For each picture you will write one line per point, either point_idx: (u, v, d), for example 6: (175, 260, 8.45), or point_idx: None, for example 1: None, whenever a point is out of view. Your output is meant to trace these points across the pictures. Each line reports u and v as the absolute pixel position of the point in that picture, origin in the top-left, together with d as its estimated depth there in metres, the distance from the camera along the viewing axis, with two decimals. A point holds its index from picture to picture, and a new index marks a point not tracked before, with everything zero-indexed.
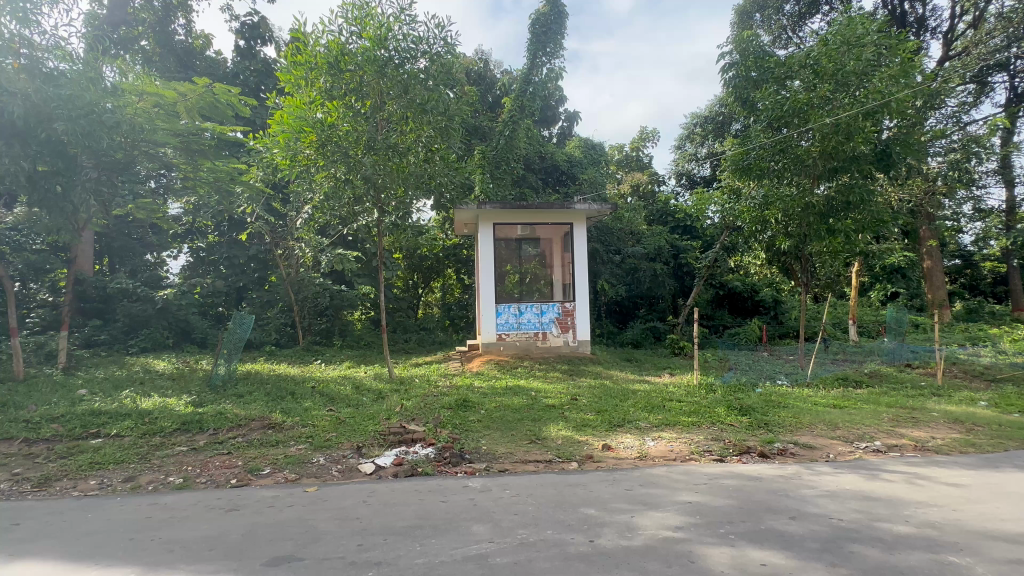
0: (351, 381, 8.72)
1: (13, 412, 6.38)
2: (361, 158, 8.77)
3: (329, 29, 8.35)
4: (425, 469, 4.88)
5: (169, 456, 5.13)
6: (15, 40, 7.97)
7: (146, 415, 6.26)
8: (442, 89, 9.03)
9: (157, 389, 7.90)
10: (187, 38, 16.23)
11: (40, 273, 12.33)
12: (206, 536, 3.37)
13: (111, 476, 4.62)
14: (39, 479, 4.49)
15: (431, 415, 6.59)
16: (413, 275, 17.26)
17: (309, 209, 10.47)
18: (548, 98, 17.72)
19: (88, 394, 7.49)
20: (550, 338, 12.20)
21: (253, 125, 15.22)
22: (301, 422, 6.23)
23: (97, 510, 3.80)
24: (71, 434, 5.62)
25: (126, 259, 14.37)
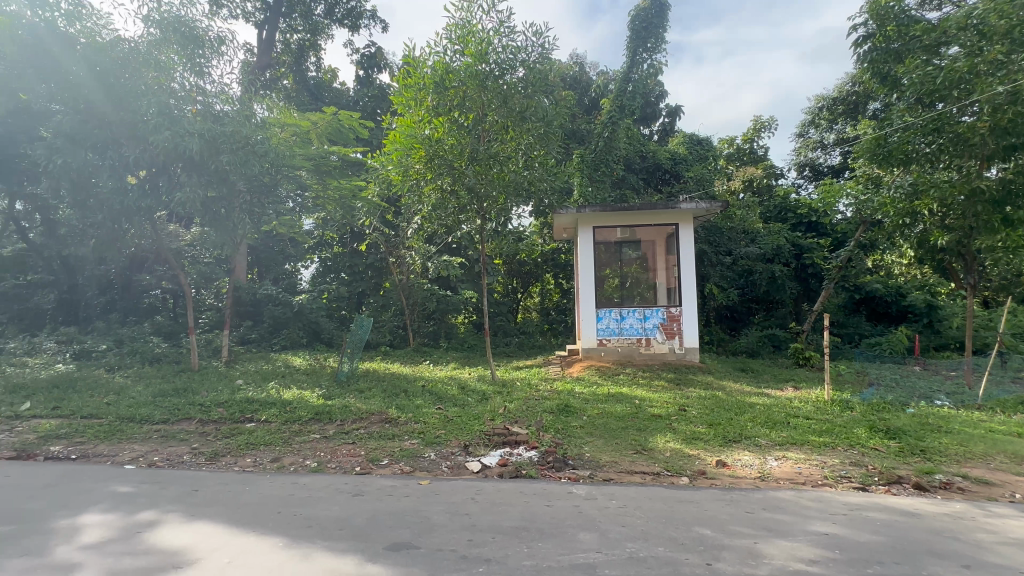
0: (457, 382, 9.16)
1: (191, 396, 7.71)
2: (464, 170, 9.21)
3: (436, 51, 8.89)
4: (529, 472, 4.94)
5: (306, 442, 5.81)
6: (194, 91, 9.79)
7: (287, 404, 7.17)
8: (540, 98, 9.20)
9: (295, 382, 9.04)
10: (318, 73, 18.46)
11: (209, 282, 14.82)
12: (338, 517, 3.74)
13: (262, 456, 5.36)
14: (210, 453, 5.36)
15: (533, 418, 6.66)
16: (513, 281, 17.61)
17: (418, 220, 11.21)
18: (649, 95, 17.10)
19: (243, 384, 8.78)
20: (654, 345, 11.67)
21: (371, 145, 16.75)
22: (414, 418, 6.68)
23: (253, 485, 4.43)
24: (232, 418, 6.63)
25: (271, 269, 16.65)
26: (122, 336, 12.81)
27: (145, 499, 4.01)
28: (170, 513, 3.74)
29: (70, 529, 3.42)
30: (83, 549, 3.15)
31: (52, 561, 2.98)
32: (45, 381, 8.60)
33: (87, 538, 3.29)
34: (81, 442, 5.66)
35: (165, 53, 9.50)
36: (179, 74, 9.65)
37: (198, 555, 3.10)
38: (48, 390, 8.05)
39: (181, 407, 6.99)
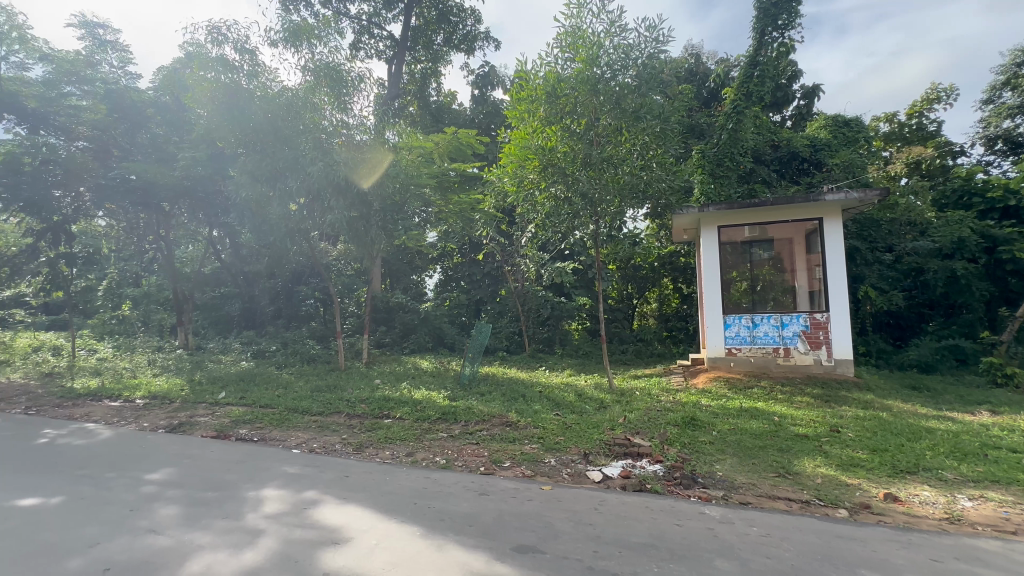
0: (573, 389, 9.10)
1: (340, 392, 8.76)
2: (578, 175, 9.19)
3: (547, 61, 9.03)
4: (654, 487, 4.71)
5: (435, 439, 6.25)
6: (340, 126, 11.24)
7: (418, 404, 7.79)
8: (653, 94, 8.90)
9: (424, 383, 9.77)
10: (439, 97, 19.93)
11: (351, 292, 16.81)
12: (466, 513, 3.94)
13: (399, 450, 5.88)
14: (357, 444, 6.03)
15: (656, 430, 6.34)
16: (627, 286, 16.99)
17: (532, 229, 11.40)
18: (780, 77, 15.41)
19: (381, 383, 9.75)
20: (794, 356, 10.39)
21: (487, 159, 17.60)
22: (532, 423, 6.79)
23: (393, 476, 4.88)
24: (373, 414, 7.38)
25: (401, 279, 18.31)
26: (287, 339, 15.08)
27: (309, 480, 4.65)
28: (327, 494, 4.28)
29: (256, 500, 4.10)
30: (264, 518, 3.74)
31: (244, 525, 3.59)
32: (234, 376, 10.47)
33: (268, 509, 3.91)
34: (260, 427, 6.76)
35: (318, 96, 11.01)
36: (328, 113, 11.14)
37: (352, 534, 3.49)
38: (236, 383, 9.77)
39: (332, 402, 7.97)
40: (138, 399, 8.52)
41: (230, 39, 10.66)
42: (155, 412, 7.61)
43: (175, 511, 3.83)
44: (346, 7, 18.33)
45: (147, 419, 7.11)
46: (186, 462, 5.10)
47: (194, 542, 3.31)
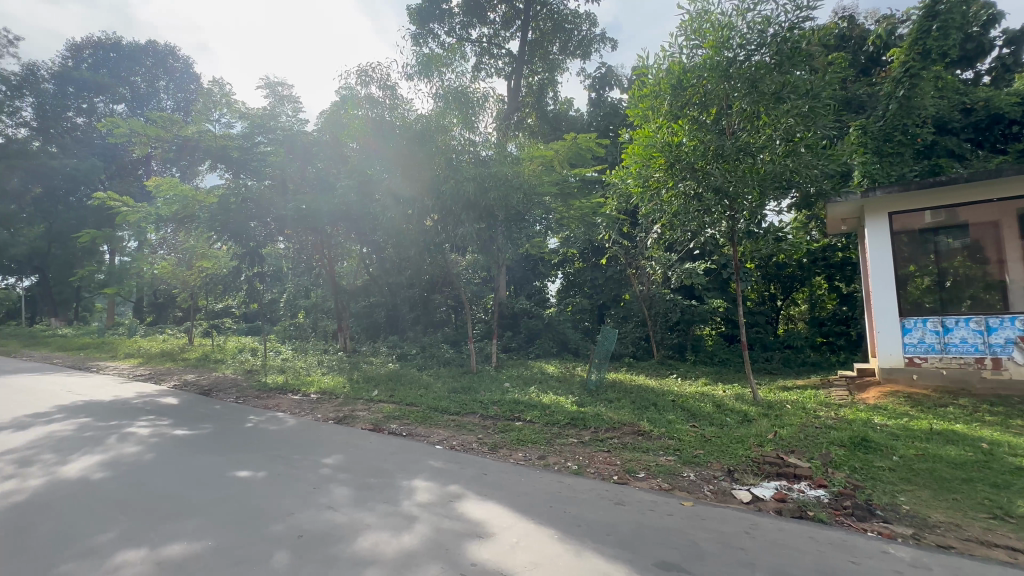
0: (711, 399, 8.44)
1: (473, 394, 9.32)
2: (709, 170, 8.49)
3: (670, 53, 8.62)
4: (817, 514, 4.13)
5: (566, 444, 6.30)
6: (467, 144, 12.07)
7: (547, 408, 7.93)
8: (796, 70, 8.02)
9: (552, 388, 9.92)
10: (556, 105, 20.17)
11: (479, 299, 17.82)
12: (603, 522, 3.89)
13: (531, 452, 6.03)
14: (492, 444, 6.34)
15: (817, 449, 5.57)
16: (769, 287, 15.28)
17: (658, 229, 10.86)
18: (970, 24, 12.61)
19: (510, 386, 10.14)
20: (1008, 368, 8.35)
21: (607, 162, 17.36)
22: (667, 433, 6.46)
23: (527, 478, 5.02)
24: (504, 416, 7.70)
25: (525, 286, 18.90)
26: (425, 344, 16.53)
27: (452, 475, 5.02)
28: (469, 489, 4.57)
29: (409, 489, 4.55)
30: (416, 505, 4.13)
31: (401, 511, 4.01)
32: (384, 375, 11.82)
33: (419, 498, 4.31)
34: (408, 423, 7.50)
35: (448, 120, 11.92)
36: (457, 133, 12.01)
37: (494, 530, 3.68)
38: (386, 382, 11.01)
39: (467, 403, 8.53)
40: (312, 393, 10.07)
41: (375, 79, 12.18)
42: (325, 406, 8.92)
43: (347, 491, 4.43)
44: (468, 32, 19.60)
45: (320, 411, 8.36)
46: (352, 451, 5.87)
47: (362, 521, 3.79)
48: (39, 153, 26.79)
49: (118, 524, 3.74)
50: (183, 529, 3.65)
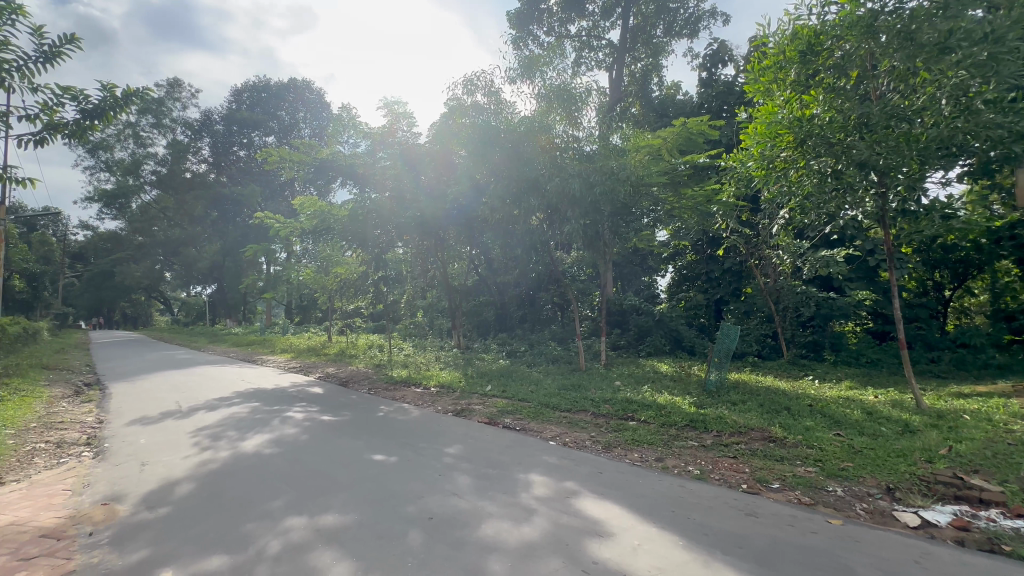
0: (859, 405, 7.37)
1: (584, 392, 9.27)
2: (850, 142, 7.37)
3: (797, 15, 7.79)
4: (1015, 550, 3.39)
5: (685, 447, 5.96)
6: (572, 140, 12.26)
7: (663, 408, 7.59)
8: (968, 11, 6.71)
9: (666, 387, 9.48)
10: (661, 91, 19.19)
11: (586, 297, 17.66)
12: (734, 533, 3.61)
13: (648, 454, 5.82)
14: (606, 443, 6.23)
15: (1011, 470, 4.57)
16: (934, 274, 12.92)
17: (785, 215, 9.71)
18: None
19: (621, 385, 9.89)
20: None
21: (721, 145, 16.06)
22: (805, 442, 5.79)
23: (645, 479, 4.86)
24: (617, 415, 7.54)
25: (633, 281, 18.31)
26: (533, 341, 16.83)
27: (567, 471, 5.05)
28: (585, 487, 4.56)
29: (527, 482, 4.68)
30: (534, 499, 4.23)
31: (520, 502, 4.14)
32: (496, 371, 12.30)
33: (537, 492, 4.41)
34: (520, 418, 7.70)
35: (551, 117, 12.33)
36: (560, 129, 12.31)
37: (614, 530, 3.63)
38: (498, 378, 11.44)
39: (578, 400, 8.51)
40: (432, 387, 10.84)
41: (480, 87, 12.89)
42: (444, 399, 9.54)
43: (469, 480, 4.70)
44: (567, 28, 19.51)
45: (440, 404, 8.97)
46: (471, 442, 6.20)
47: (484, 510, 3.99)
48: (214, 184, 33.06)
49: (285, 494, 4.41)
50: (335, 503, 4.18)
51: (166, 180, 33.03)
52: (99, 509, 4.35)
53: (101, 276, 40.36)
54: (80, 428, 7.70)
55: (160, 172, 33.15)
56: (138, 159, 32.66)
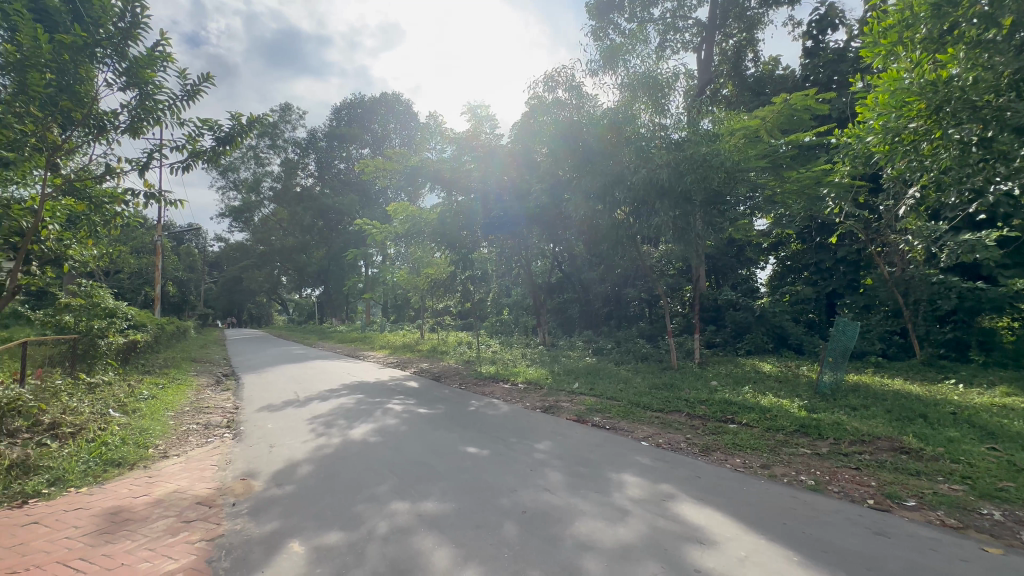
0: (1019, 415, 6.23)
1: (677, 391, 8.87)
2: (1006, 102, 6.26)
3: None
4: None
5: (795, 455, 5.45)
6: (659, 129, 11.72)
7: (767, 411, 7.02)
8: None
9: (770, 388, 8.75)
10: (758, 67, 17.65)
11: (676, 292, 16.85)
12: (860, 553, 3.24)
13: (752, 459, 5.41)
14: (703, 446, 5.89)
15: None
16: None
17: (917, 193, 8.42)
18: None
19: (719, 385, 9.29)
20: None
21: (831, 120, 14.44)
22: (948, 455, 5.02)
23: (751, 486, 4.52)
24: (715, 417, 7.12)
25: (728, 275, 17.11)
26: (620, 339, 16.42)
27: (663, 473, 4.86)
28: (682, 490, 4.36)
29: (620, 482, 4.58)
30: (628, 499, 4.13)
31: (613, 502, 4.06)
32: (583, 369, 12.18)
33: (631, 493, 4.30)
34: (610, 416, 7.56)
35: (636, 108, 11.90)
36: (645, 118, 11.80)
37: (716, 538, 3.43)
38: (586, 375, 11.31)
39: (671, 400, 8.14)
40: (520, 383, 11.01)
41: (561, 83, 12.92)
42: (532, 395, 9.66)
43: (561, 477, 4.71)
44: (650, 12, 18.70)
45: (528, 400, 9.10)
46: (561, 439, 6.21)
47: (577, 507, 3.97)
48: (320, 196, 36.44)
49: (390, 480, 4.75)
50: (434, 491, 4.42)
51: (281, 194, 37.10)
52: (239, 482, 5.02)
53: (233, 281, 46.45)
54: (221, 413, 8.95)
55: (276, 188, 37.30)
56: (258, 177, 37.04)
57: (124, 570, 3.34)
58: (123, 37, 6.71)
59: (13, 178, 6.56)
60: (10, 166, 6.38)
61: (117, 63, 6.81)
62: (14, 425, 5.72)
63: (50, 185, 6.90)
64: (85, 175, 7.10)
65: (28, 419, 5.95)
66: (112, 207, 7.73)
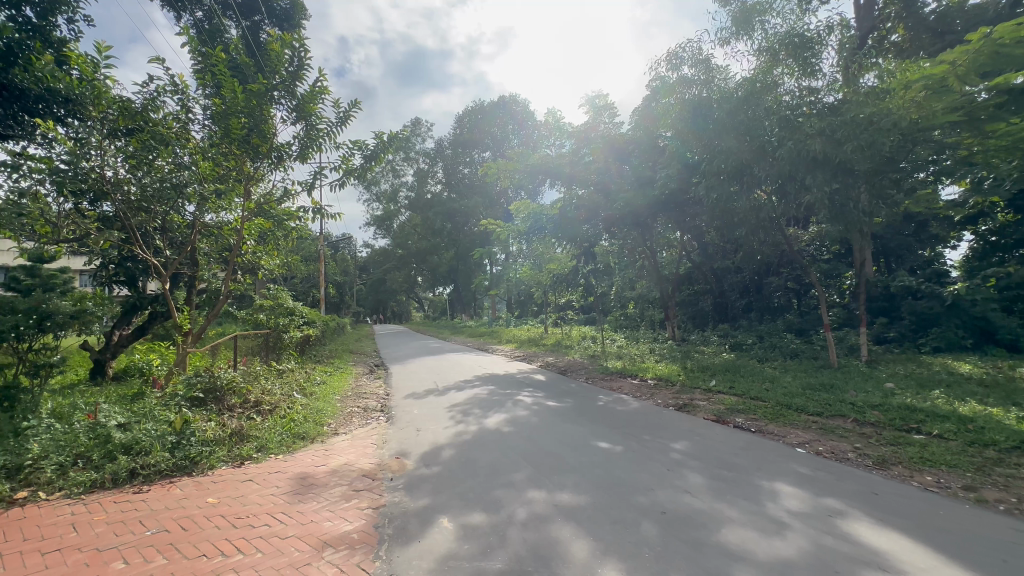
0: None
1: (839, 394, 7.72)
2: None
3: None
4: None
5: (1016, 478, 4.35)
6: (807, 93, 10.36)
7: (968, 423, 5.74)
8: None
9: (971, 394, 7.15)
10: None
11: (832, 279, 14.65)
12: None
13: (949, 478, 4.46)
14: (878, 458, 5.03)
15: None
16: None
17: None
18: None
19: (896, 388, 7.86)
20: None
21: None
22: None
23: (950, 511, 3.74)
24: (893, 425, 6.04)
25: (904, 257, 14.37)
26: (763, 333, 14.84)
27: (826, 486, 4.27)
28: (854, 507, 3.79)
29: (772, 491, 4.13)
30: (785, 511, 3.71)
31: (766, 513, 3.69)
32: (720, 365, 11.25)
33: (788, 504, 3.85)
34: (756, 418, 6.86)
35: (778, 72, 10.59)
36: (789, 82, 10.54)
37: (904, 567, 2.91)
38: (724, 372, 10.42)
39: (832, 403, 7.10)
40: (649, 379, 10.59)
41: (687, 58, 11.99)
42: (663, 392, 9.22)
43: (703, 480, 4.41)
44: None
45: (660, 397, 8.70)
46: (699, 439, 5.83)
47: (724, 513, 3.69)
48: (448, 201, 39.29)
49: (525, 469, 4.92)
50: (568, 483, 4.48)
51: (415, 203, 40.82)
52: (395, 460, 5.66)
53: (379, 283, 52.47)
54: (376, 398, 10.17)
55: (411, 197, 41.15)
56: (396, 189, 41.22)
57: (313, 525, 3.99)
58: (293, 78, 7.98)
59: (223, 206, 8.25)
60: (221, 196, 8.02)
61: (289, 101, 8.11)
62: (230, 402, 7.17)
63: (247, 210, 8.47)
64: (270, 198, 8.68)
65: (240, 397, 7.40)
66: (291, 223, 9.19)
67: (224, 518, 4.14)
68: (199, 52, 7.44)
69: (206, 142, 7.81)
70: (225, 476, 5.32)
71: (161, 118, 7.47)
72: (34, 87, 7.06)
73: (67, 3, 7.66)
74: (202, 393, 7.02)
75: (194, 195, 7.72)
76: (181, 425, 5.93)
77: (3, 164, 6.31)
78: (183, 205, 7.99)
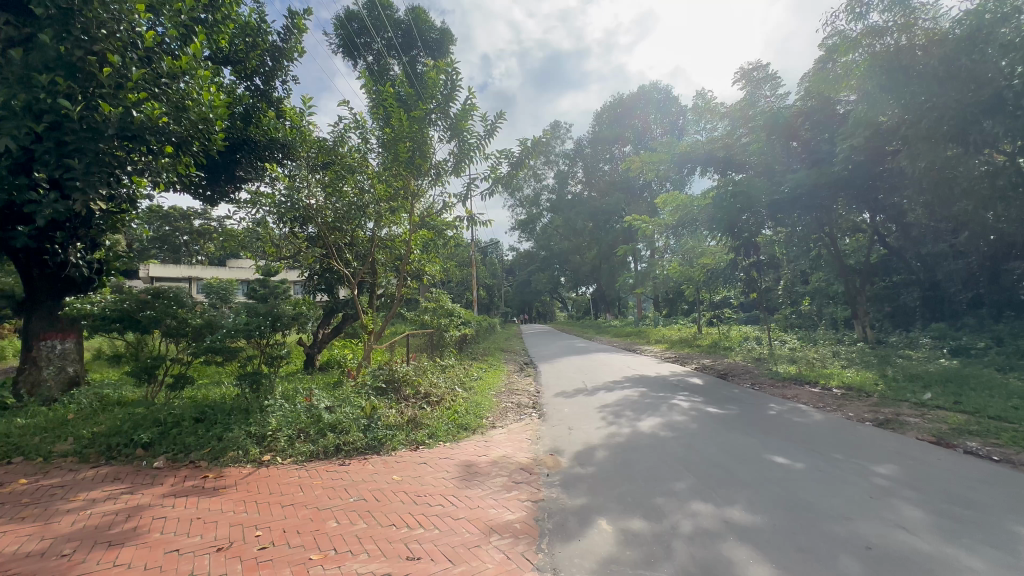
0: None
1: None
2: None
3: None
4: None
5: None
6: None
7: None
8: None
9: None
10: None
11: None
12: None
13: None
14: None
15: None
16: None
17: None
18: None
19: None
20: None
21: None
22: None
23: None
24: None
25: None
26: (1002, 334, 11.56)
27: None
28: None
29: None
30: None
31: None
32: (937, 374, 9.06)
33: None
34: (999, 444, 5.34)
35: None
36: None
37: None
38: (945, 383, 8.37)
39: None
40: (835, 388, 9.03)
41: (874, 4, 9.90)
42: (855, 403, 7.78)
43: (922, 514, 3.59)
44: None
45: (851, 409, 7.35)
46: (913, 464, 4.77)
47: (960, 561, 2.94)
48: (589, 200, 39.06)
49: (688, 478, 4.59)
50: (740, 498, 4.05)
51: (556, 204, 41.50)
52: (550, 457, 5.80)
53: (524, 284, 54.62)
54: (528, 395, 10.58)
55: (553, 199, 41.93)
56: (537, 193, 42.43)
57: (481, 511, 4.30)
58: (446, 100, 8.74)
59: (395, 221, 9.45)
60: (394, 212, 9.21)
61: (443, 121, 8.92)
62: (405, 393, 8.17)
63: (414, 224, 9.58)
64: (431, 211, 9.57)
65: (413, 389, 8.39)
66: (450, 231, 10.09)
67: (407, 494, 4.73)
68: (373, 90, 8.62)
69: (380, 167, 9.02)
70: (405, 458, 6.08)
71: (347, 150, 8.91)
72: (263, 139, 9.04)
73: (282, 68, 9.54)
74: (385, 384, 8.15)
75: (373, 214, 9.07)
76: (371, 410, 7.07)
77: (248, 202, 8.20)
78: (365, 223, 9.39)
